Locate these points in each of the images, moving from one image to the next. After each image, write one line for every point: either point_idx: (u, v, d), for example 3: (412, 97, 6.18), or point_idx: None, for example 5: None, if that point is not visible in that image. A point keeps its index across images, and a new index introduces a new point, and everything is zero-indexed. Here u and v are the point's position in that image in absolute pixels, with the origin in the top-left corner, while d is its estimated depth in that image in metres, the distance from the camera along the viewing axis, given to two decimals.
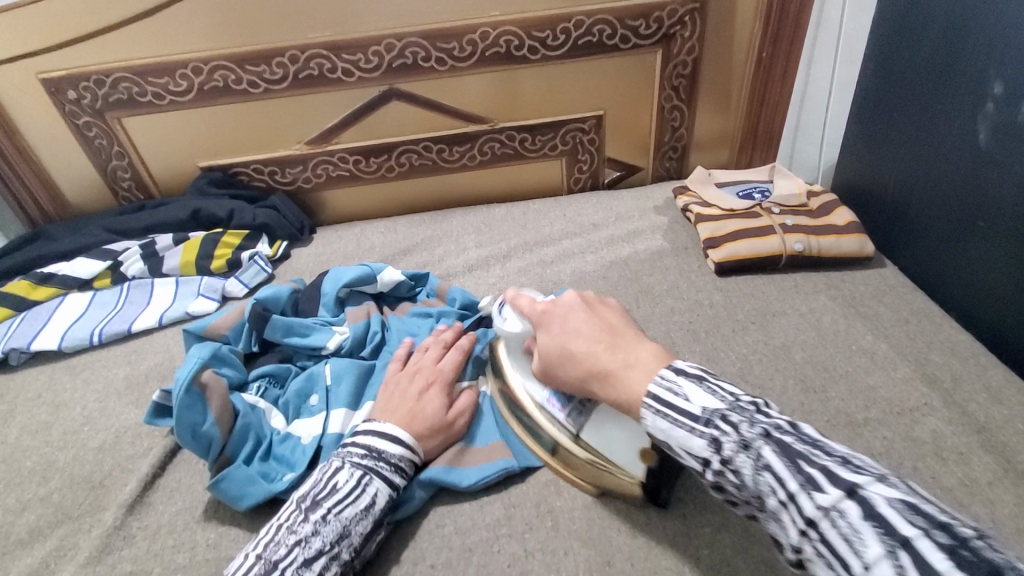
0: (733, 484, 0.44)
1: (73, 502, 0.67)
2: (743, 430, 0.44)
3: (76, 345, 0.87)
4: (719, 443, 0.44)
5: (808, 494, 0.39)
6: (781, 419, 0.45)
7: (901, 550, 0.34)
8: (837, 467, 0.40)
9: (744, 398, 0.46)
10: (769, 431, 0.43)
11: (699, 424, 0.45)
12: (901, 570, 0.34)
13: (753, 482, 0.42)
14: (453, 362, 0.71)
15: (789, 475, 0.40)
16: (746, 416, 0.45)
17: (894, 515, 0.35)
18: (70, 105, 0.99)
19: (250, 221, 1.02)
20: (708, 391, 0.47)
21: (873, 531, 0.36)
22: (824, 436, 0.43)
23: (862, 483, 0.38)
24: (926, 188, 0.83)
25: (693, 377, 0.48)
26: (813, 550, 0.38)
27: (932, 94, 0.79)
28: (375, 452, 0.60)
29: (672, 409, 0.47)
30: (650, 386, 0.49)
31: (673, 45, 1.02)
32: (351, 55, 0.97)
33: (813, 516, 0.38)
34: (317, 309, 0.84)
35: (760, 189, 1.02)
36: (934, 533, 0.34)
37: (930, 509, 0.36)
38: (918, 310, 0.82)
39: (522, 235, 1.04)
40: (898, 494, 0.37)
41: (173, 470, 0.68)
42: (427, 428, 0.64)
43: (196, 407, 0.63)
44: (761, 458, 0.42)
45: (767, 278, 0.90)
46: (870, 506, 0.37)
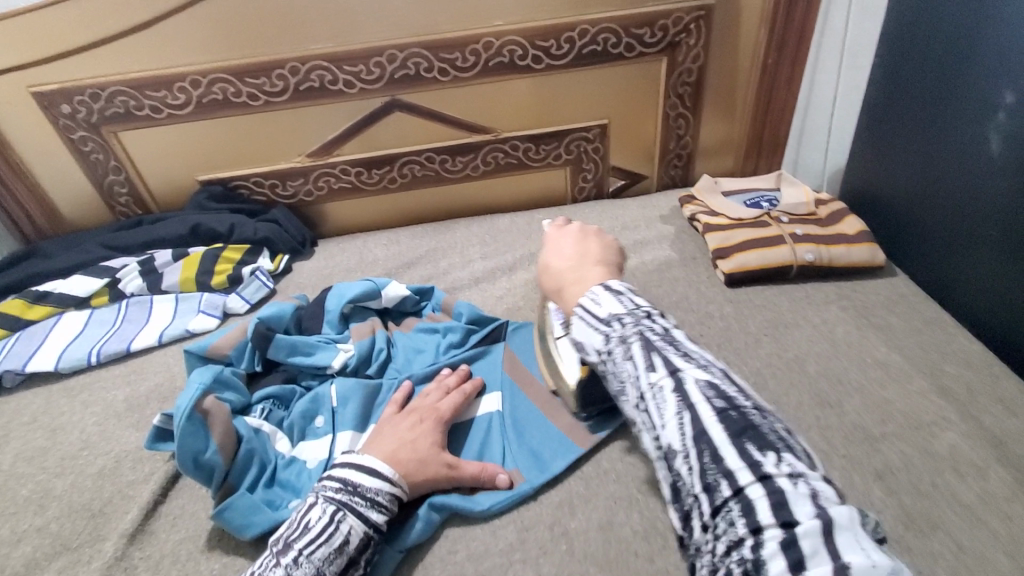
0: (610, 374, 0.51)
1: (72, 531, 0.64)
2: (625, 329, 0.50)
3: (73, 365, 0.85)
4: (608, 339, 0.51)
5: (646, 374, 0.47)
6: (663, 326, 0.51)
7: (688, 412, 0.44)
8: (676, 357, 0.47)
9: (644, 308, 0.52)
10: (644, 329, 0.50)
11: (602, 324, 0.52)
12: (682, 426, 0.44)
13: (620, 370, 0.50)
14: (451, 401, 0.69)
15: (643, 363, 0.48)
16: (635, 318, 0.51)
17: (697, 392, 0.45)
18: (65, 120, 0.97)
19: (250, 236, 1.00)
20: (619, 301, 0.53)
21: (676, 400, 0.45)
22: (689, 340, 0.50)
23: (684, 368, 0.46)
24: (937, 197, 0.81)
25: (615, 292, 0.54)
26: (641, 418, 0.47)
27: (943, 103, 0.78)
28: (350, 486, 0.57)
29: (588, 318, 0.53)
30: (583, 298, 0.55)
31: (679, 53, 1.01)
32: (353, 67, 0.96)
33: (643, 391, 0.47)
34: (321, 327, 0.82)
35: (767, 198, 1.01)
36: (716, 401, 0.44)
37: (727, 389, 0.45)
38: (932, 320, 0.81)
39: (527, 246, 1.03)
40: (708, 378, 0.45)
41: (175, 497, 0.66)
42: (414, 459, 0.61)
43: (199, 434, 0.61)
44: (630, 351, 0.49)
45: (777, 289, 0.88)
46: (683, 385, 0.45)
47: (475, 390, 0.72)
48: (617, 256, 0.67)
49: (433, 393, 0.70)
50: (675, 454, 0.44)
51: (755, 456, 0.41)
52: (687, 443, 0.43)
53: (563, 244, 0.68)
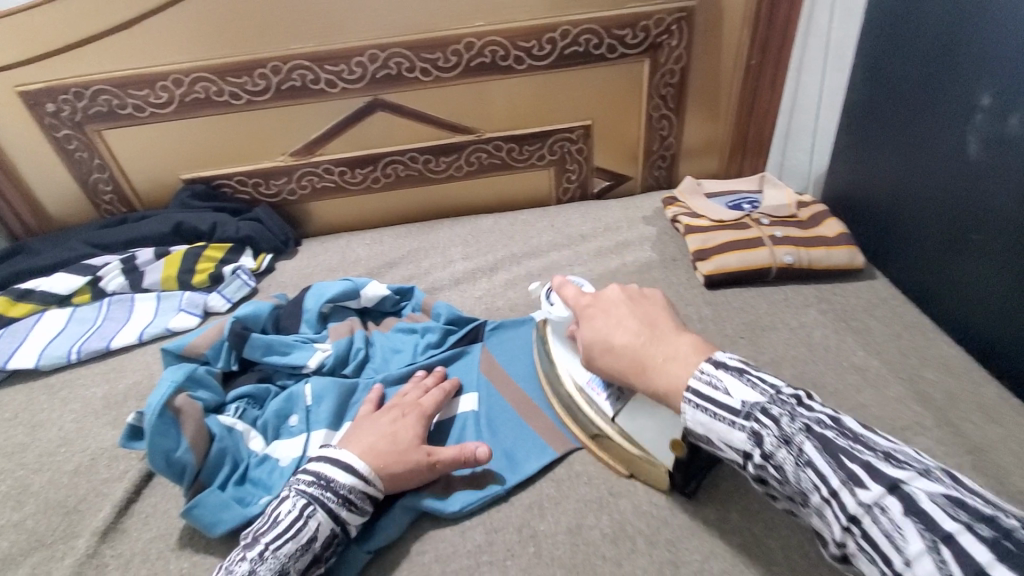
0: (775, 478, 0.46)
1: (47, 528, 0.64)
2: (784, 425, 0.45)
3: (54, 363, 0.85)
4: (760, 436, 0.46)
5: (849, 491, 0.40)
6: (823, 412, 0.46)
7: (943, 544, 0.35)
8: (879, 462, 0.41)
9: (786, 391, 0.48)
10: (810, 425, 0.45)
11: (739, 417, 0.47)
12: (942, 565, 0.35)
13: (794, 478, 0.44)
14: (432, 396, 0.69)
15: (831, 472, 0.42)
16: (788, 409, 0.46)
17: (935, 509, 0.37)
18: (49, 118, 0.97)
19: (233, 235, 1.00)
20: (751, 386, 0.48)
21: (914, 526, 0.37)
22: (864, 428, 0.45)
23: (905, 478, 0.39)
24: (917, 199, 0.82)
25: (733, 371, 0.50)
26: (853, 544, 0.40)
27: (922, 105, 0.79)
28: (323, 480, 0.57)
29: (714, 407, 0.49)
30: (691, 379, 0.51)
31: (661, 54, 1.01)
32: (335, 66, 0.96)
33: (855, 512, 0.40)
34: (299, 326, 0.82)
35: (749, 200, 1.01)
36: (976, 527, 0.35)
37: (972, 502, 0.37)
38: (909, 324, 0.81)
39: (509, 247, 1.03)
40: (941, 490, 0.38)
41: (149, 495, 0.66)
42: (392, 451, 0.61)
43: (170, 433, 0.61)
44: (802, 454, 0.44)
45: (756, 291, 0.89)
46: (912, 502, 0.38)
47: (455, 387, 0.72)
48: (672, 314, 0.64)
49: (415, 389, 0.70)
50: None
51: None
52: None
53: (618, 312, 0.63)
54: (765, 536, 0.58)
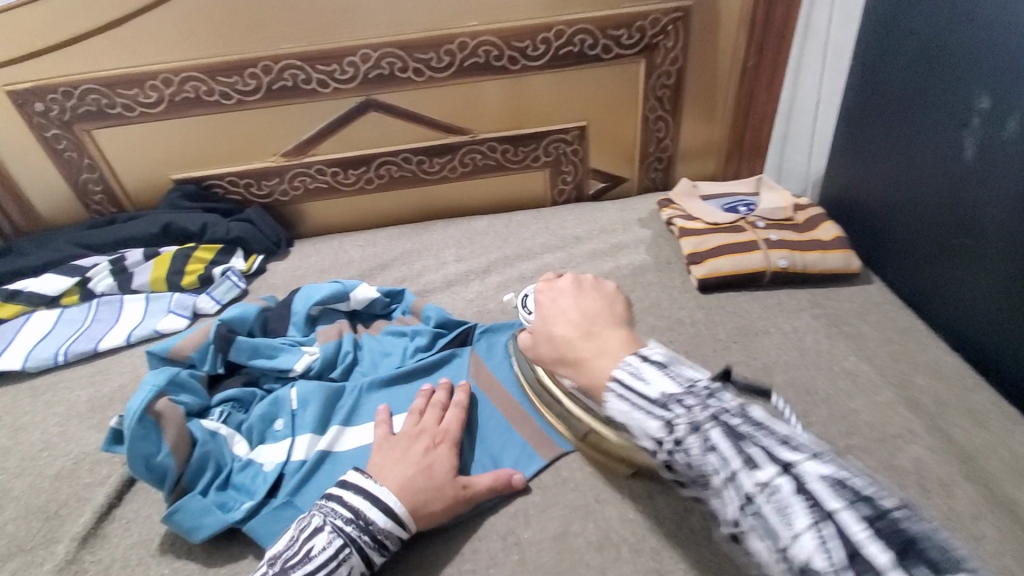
0: (683, 465, 0.40)
1: (28, 532, 0.63)
2: (694, 412, 0.40)
3: (40, 365, 0.84)
4: (671, 424, 0.40)
5: (747, 472, 0.36)
6: (731, 402, 0.41)
7: (827, 522, 0.33)
8: (777, 445, 0.37)
9: (700, 382, 0.42)
10: (719, 413, 0.39)
11: (654, 407, 0.42)
12: (824, 544, 0.33)
13: (698, 463, 0.39)
14: (457, 419, 0.65)
15: (732, 454, 0.37)
16: (699, 398, 0.41)
17: (824, 490, 0.34)
18: (37, 117, 0.97)
19: (223, 236, 0.99)
20: (667, 376, 0.43)
21: (804, 505, 0.34)
22: (766, 414, 0.40)
23: (797, 460, 0.36)
24: (912, 203, 0.80)
25: (656, 362, 0.45)
26: (748, 526, 0.36)
27: (919, 108, 0.77)
28: (363, 521, 0.54)
29: (633, 397, 0.43)
30: (615, 370, 0.46)
31: (657, 55, 1.00)
32: (326, 66, 0.95)
33: (751, 494, 0.36)
34: (287, 329, 0.81)
35: (745, 202, 1.00)
36: (856, 506, 0.33)
37: (857, 483, 0.35)
38: (904, 329, 0.80)
39: (502, 249, 1.02)
40: (830, 471, 0.35)
41: (131, 500, 0.65)
42: (430, 487, 0.57)
43: (150, 437, 0.60)
44: (709, 440, 0.38)
45: (750, 295, 0.87)
46: (803, 482, 0.35)
47: (467, 396, 0.69)
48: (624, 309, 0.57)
49: (439, 411, 0.66)
50: None
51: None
52: (838, 567, 0.32)
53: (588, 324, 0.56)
54: None
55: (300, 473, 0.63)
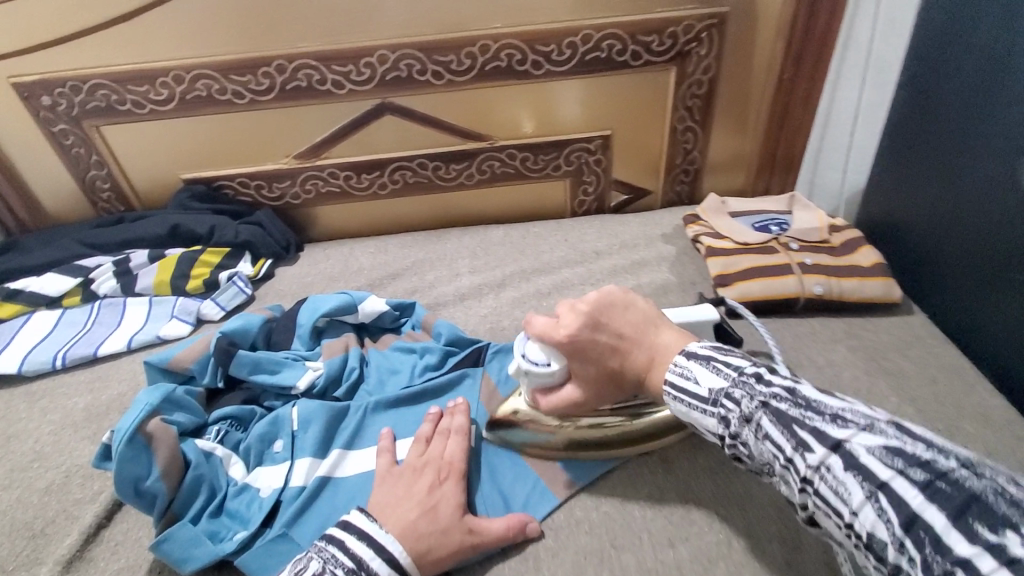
0: (746, 454, 0.48)
1: (10, 552, 0.60)
2: (744, 405, 0.47)
3: (38, 368, 0.82)
4: (726, 420, 0.49)
5: (800, 456, 0.43)
6: (782, 384, 0.47)
7: (880, 493, 0.38)
8: (827, 425, 0.43)
9: (748, 370, 0.49)
10: (767, 400, 0.46)
11: (708, 404, 0.50)
12: (881, 512, 0.38)
13: (758, 451, 0.46)
14: (462, 450, 0.61)
15: (785, 440, 0.44)
16: (747, 389, 0.48)
17: (874, 462, 0.39)
18: (46, 112, 0.94)
19: (231, 239, 0.96)
20: (714, 372, 0.51)
21: (855, 480, 0.39)
22: (822, 393, 0.46)
23: (848, 436, 0.41)
24: (959, 231, 0.75)
25: (701, 359, 0.52)
26: (811, 504, 0.42)
27: (973, 130, 0.71)
28: (365, 572, 0.50)
29: (687, 396, 0.51)
30: (667, 374, 0.54)
31: (688, 63, 0.95)
32: (343, 67, 0.92)
33: (806, 475, 0.42)
34: (291, 341, 0.77)
35: (777, 221, 0.94)
36: (909, 472, 0.38)
37: (912, 449, 0.39)
38: (949, 367, 0.74)
39: (519, 262, 0.97)
40: (881, 442, 0.40)
41: (120, 521, 0.62)
42: (435, 532, 0.53)
43: (141, 459, 0.57)
44: (760, 429, 0.46)
45: (781, 322, 0.82)
46: (853, 457, 0.40)
47: (467, 419, 0.65)
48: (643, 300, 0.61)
49: (445, 441, 0.62)
50: (881, 548, 0.38)
51: (990, 537, 0.33)
52: (897, 532, 0.37)
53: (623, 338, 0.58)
54: None
55: (297, 502, 0.59)
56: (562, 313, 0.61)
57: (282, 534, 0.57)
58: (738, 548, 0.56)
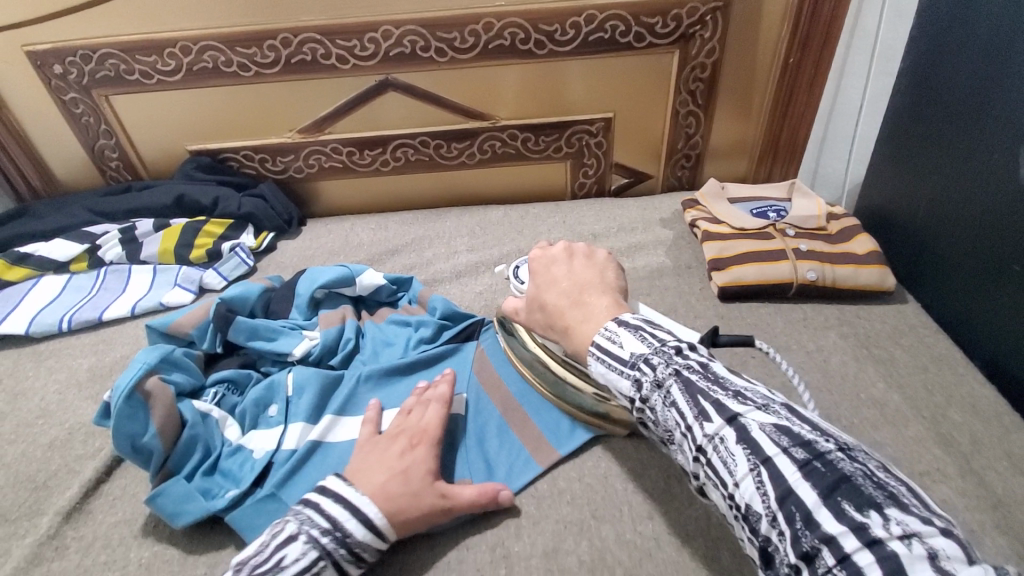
0: (652, 422, 0.46)
1: (13, 502, 0.63)
2: (659, 370, 0.46)
3: (44, 331, 0.84)
4: (639, 383, 0.46)
5: (698, 424, 0.42)
6: (698, 359, 0.46)
7: (763, 467, 0.38)
8: (728, 399, 0.42)
9: (671, 342, 0.47)
10: (680, 370, 0.45)
11: (626, 366, 0.47)
12: (760, 484, 0.38)
13: (663, 418, 0.45)
14: (440, 418, 0.62)
15: (687, 409, 0.43)
16: (665, 357, 0.46)
17: (763, 438, 0.39)
18: (56, 80, 0.96)
19: (235, 211, 0.98)
20: (640, 339, 0.48)
21: (743, 453, 0.39)
22: (731, 372, 0.45)
23: (743, 411, 0.41)
24: (957, 221, 0.74)
25: (632, 328, 0.50)
26: (703, 473, 0.42)
27: (974, 118, 0.71)
28: (340, 533, 0.51)
29: (609, 359, 0.49)
30: (596, 335, 0.51)
31: (692, 46, 0.95)
32: (347, 42, 0.92)
33: (701, 443, 0.42)
34: (289, 311, 0.79)
35: (776, 207, 0.94)
36: (792, 451, 0.38)
37: (799, 430, 0.39)
38: (939, 357, 0.74)
39: (516, 242, 0.98)
40: (772, 420, 0.40)
41: (119, 477, 0.64)
42: (406, 494, 0.54)
43: (138, 417, 0.59)
44: (669, 396, 0.44)
45: (774, 308, 0.83)
46: (745, 431, 0.40)
47: (450, 391, 0.65)
48: (615, 274, 0.61)
49: (424, 409, 0.63)
50: (756, 519, 0.38)
51: (855, 515, 0.34)
52: (771, 506, 0.37)
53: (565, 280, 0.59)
54: None
55: (289, 463, 0.61)
56: (551, 248, 0.63)
57: (271, 493, 0.59)
58: (716, 522, 0.57)
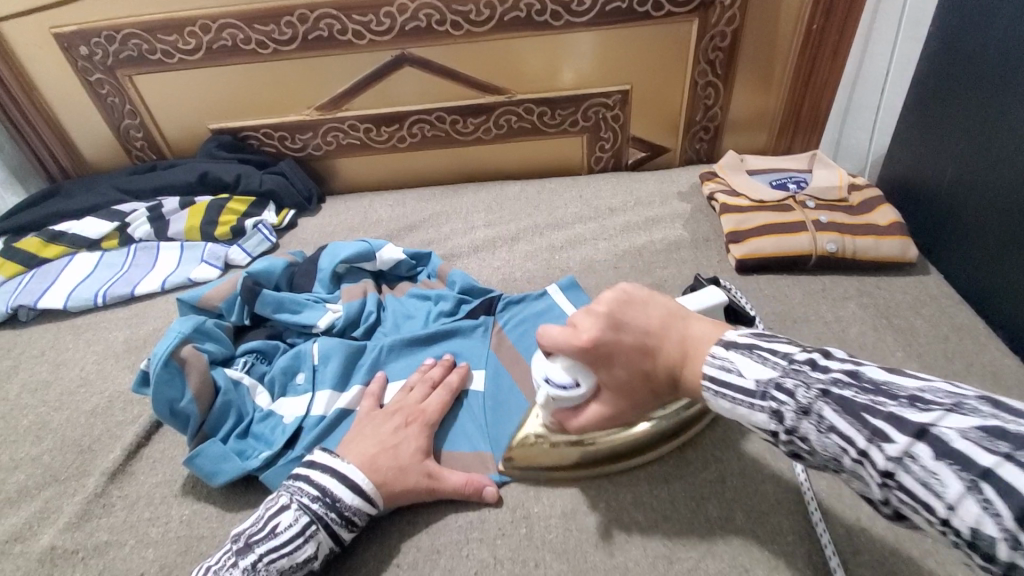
0: (806, 451, 0.41)
1: (62, 464, 0.67)
2: (799, 396, 0.41)
3: (80, 305, 0.88)
4: (779, 415, 0.41)
5: (876, 447, 0.36)
6: (841, 367, 0.40)
7: (984, 483, 0.31)
8: (905, 410, 0.36)
9: (799, 357, 0.43)
10: (826, 389, 0.40)
11: (756, 398, 0.43)
12: (989, 505, 0.31)
13: (821, 447, 0.39)
14: (440, 402, 0.64)
15: (855, 431, 0.37)
16: (801, 378, 0.41)
17: (972, 448, 0.32)
18: (82, 61, 0.98)
19: (257, 188, 1.00)
20: (760, 362, 0.44)
21: (950, 470, 0.32)
22: (890, 372, 0.39)
23: (932, 420, 0.34)
24: (984, 190, 0.73)
25: (745, 350, 0.45)
26: (894, 500, 0.35)
27: (1004, 82, 0.69)
28: (328, 498, 0.54)
29: (733, 391, 0.44)
30: (705, 367, 0.47)
31: (712, 14, 0.93)
32: (363, 16, 0.92)
33: (885, 468, 0.35)
34: (312, 285, 0.81)
35: (796, 179, 0.93)
36: (1020, 456, 0.31)
37: (1017, 428, 0.32)
38: (960, 326, 0.73)
39: (533, 217, 0.99)
40: (976, 423, 0.33)
41: (158, 441, 0.68)
42: (393, 467, 0.57)
43: (176, 382, 0.62)
44: (823, 421, 0.39)
45: (792, 279, 0.82)
46: (943, 444, 0.33)
47: (461, 382, 0.67)
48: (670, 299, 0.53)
49: (425, 390, 0.65)
50: (989, 543, 0.31)
51: None
52: (1010, 527, 0.30)
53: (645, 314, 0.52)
54: (770, 544, 0.54)
55: (317, 428, 0.63)
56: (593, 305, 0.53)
57: (304, 453, 0.61)
58: (731, 485, 0.58)
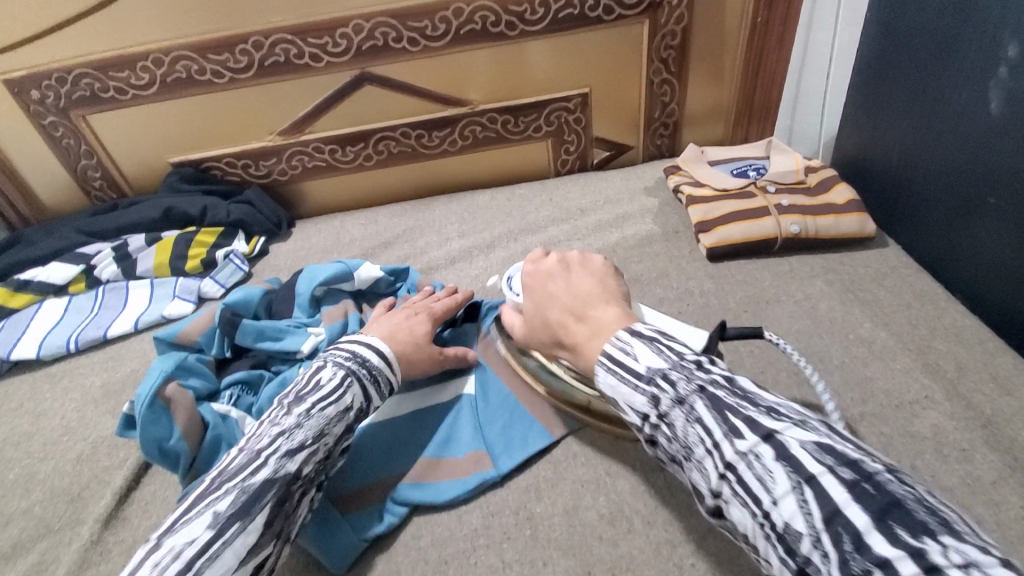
0: (667, 437, 0.46)
1: (53, 515, 0.64)
2: (679, 387, 0.46)
3: (53, 352, 0.85)
4: (657, 399, 0.46)
5: (728, 441, 0.41)
6: (719, 373, 0.46)
7: (806, 486, 0.37)
8: (761, 417, 0.42)
9: (689, 357, 0.48)
10: (703, 385, 0.45)
11: (643, 381, 0.47)
12: (803, 505, 0.37)
13: (683, 434, 0.44)
14: (446, 305, 0.74)
15: (715, 425, 0.43)
16: (685, 372, 0.46)
17: (805, 456, 0.38)
18: (34, 105, 0.95)
19: (224, 218, 0.98)
20: (656, 352, 0.48)
21: (783, 471, 0.38)
22: (756, 387, 0.45)
23: (780, 429, 0.40)
24: (930, 163, 0.77)
25: (646, 340, 0.50)
26: (727, 491, 0.41)
27: (942, 59, 0.73)
28: (359, 358, 0.62)
29: (623, 372, 0.49)
30: (606, 345, 0.51)
31: (661, 15, 0.96)
32: (318, 39, 0.92)
33: (731, 460, 0.41)
34: (292, 310, 0.81)
35: (755, 167, 0.97)
36: (838, 470, 0.37)
37: (842, 449, 0.39)
38: (922, 293, 0.77)
39: (506, 223, 1.00)
40: (812, 438, 0.39)
41: (148, 483, 0.66)
42: (409, 339, 0.68)
43: (161, 421, 0.61)
44: (692, 411, 0.44)
45: (762, 262, 0.85)
46: (783, 449, 0.39)
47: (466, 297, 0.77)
48: (615, 280, 0.61)
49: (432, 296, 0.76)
50: (794, 541, 0.37)
51: (911, 540, 0.33)
52: (815, 526, 0.36)
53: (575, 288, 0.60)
54: None
55: None
56: (543, 263, 0.64)
57: None
58: None
